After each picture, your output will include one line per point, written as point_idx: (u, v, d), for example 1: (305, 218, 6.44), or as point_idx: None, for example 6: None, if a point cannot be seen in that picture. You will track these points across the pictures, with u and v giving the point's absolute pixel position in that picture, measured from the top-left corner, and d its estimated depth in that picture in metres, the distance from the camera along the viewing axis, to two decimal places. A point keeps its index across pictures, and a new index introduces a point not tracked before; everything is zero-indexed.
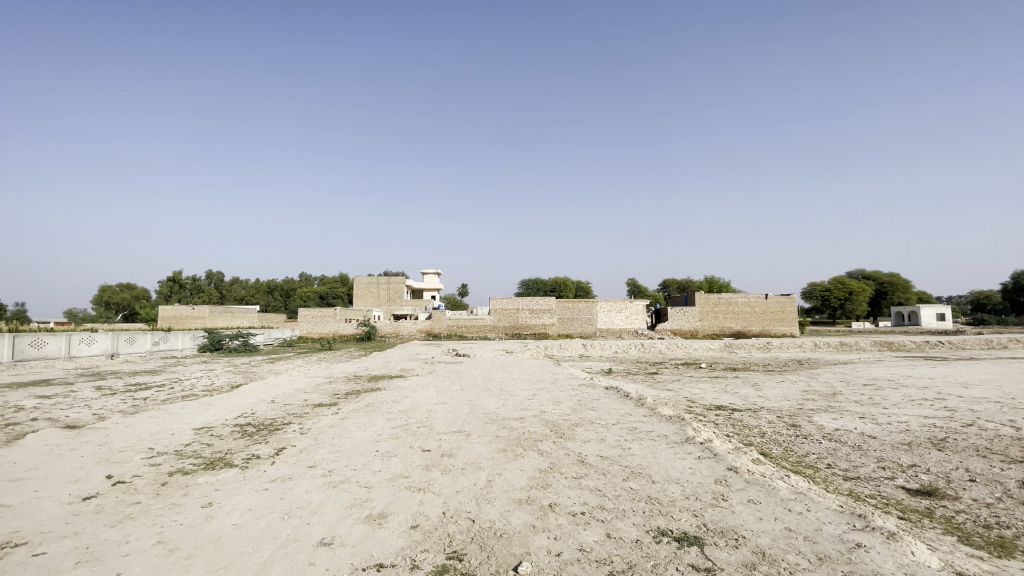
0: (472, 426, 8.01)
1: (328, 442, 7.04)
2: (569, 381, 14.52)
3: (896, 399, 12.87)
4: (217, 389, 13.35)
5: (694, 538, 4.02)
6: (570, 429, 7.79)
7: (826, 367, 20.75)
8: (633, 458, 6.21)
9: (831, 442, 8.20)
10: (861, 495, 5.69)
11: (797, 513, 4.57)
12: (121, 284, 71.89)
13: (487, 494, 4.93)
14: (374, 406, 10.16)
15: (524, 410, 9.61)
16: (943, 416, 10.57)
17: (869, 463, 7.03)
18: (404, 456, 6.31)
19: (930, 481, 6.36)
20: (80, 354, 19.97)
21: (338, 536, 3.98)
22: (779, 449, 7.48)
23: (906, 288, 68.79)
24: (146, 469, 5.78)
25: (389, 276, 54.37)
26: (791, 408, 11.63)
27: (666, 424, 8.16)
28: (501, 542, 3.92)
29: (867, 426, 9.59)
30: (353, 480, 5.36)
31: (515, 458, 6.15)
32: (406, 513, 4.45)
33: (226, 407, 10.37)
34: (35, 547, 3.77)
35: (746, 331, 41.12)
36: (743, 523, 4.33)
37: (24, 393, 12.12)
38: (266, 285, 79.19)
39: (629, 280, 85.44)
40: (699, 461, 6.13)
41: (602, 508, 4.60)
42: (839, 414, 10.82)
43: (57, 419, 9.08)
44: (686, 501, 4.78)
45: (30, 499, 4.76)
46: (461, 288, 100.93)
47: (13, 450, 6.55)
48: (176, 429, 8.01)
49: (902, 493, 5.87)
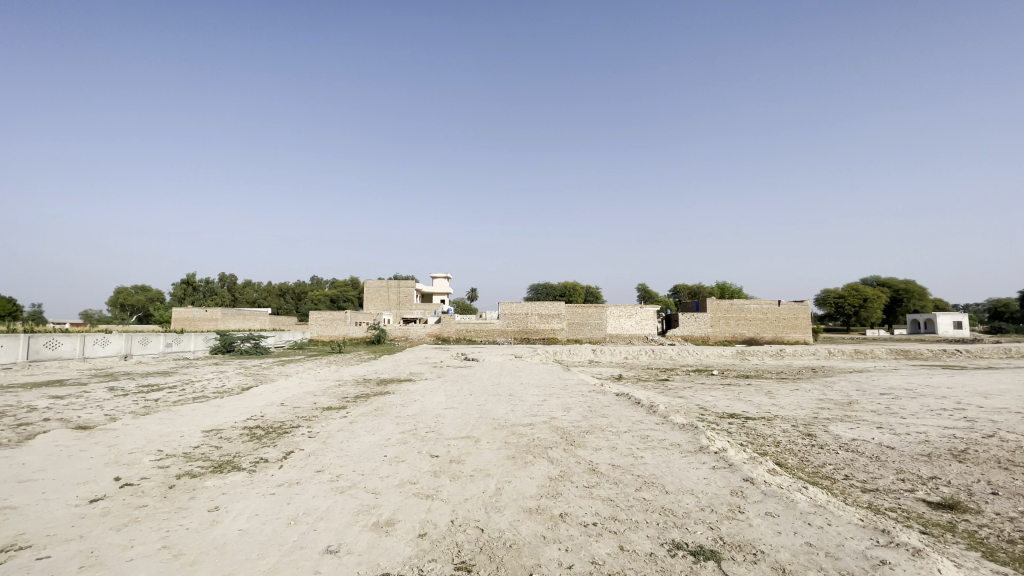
0: (481, 432, 7.92)
1: (336, 446, 7.00)
2: (579, 386, 14.39)
3: (915, 408, 12.54)
4: (228, 391, 13.44)
5: (711, 552, 3.88)
6: (580, 436, 7.67)
7: (842, 375, 20.34)
8: (646, 468, 6.07)
9: (849, 453, 7.96)
10: (881, 509, 5.50)
11: (818, 528, 4.39)
12: (135, 285, 74.49)
13: (497, 503, 4.83)
14: (383, 410, 10.13)
15: (534, 416, 9.48)
16: (963, 427, 10.25)
17: (888, 475, 6.80)
18: (412, 462, 6.22)
19: (951, 494, 6.13)
20: (94, 355, 20.29)
21: (345, 544, 3.90)
22: (795, 460, 7.28)
23: (922, 296, 67.59)
24: (154, 471, 5.77)
25: (400, 280, 54.67)
26: (806, 416, 11.37)
27: (678, 433, 8.00)
28: (510, 553, 3.81)
29: (885, 437, 9.32)
30: (361, 485, 5.29)
31: (525, 465, 6.06)
32: (414, 521, 4.37)
33: (235, 409, 10.40)
34: (39, 551, 3.73)
35: (757, 338, 40.57)
36: (761, 537, 4.18)
37: (38, 394, 12.30)
38: (277, 288, 80.22)
39: (639, 287, 85.07)
40: (713, 471, 5.98)
41: (615, 519, 4.47)
42: (855, 424, 10.56)
43: (69, 420, 9.15)
44: (701, 513, 4.64)
45: (38, 501, 4.76)
46: (470, 292, 101.28)
47: (25, 451, 6.58)
48: (185, 431, 8.04)
49: (922, 507, 5.67)
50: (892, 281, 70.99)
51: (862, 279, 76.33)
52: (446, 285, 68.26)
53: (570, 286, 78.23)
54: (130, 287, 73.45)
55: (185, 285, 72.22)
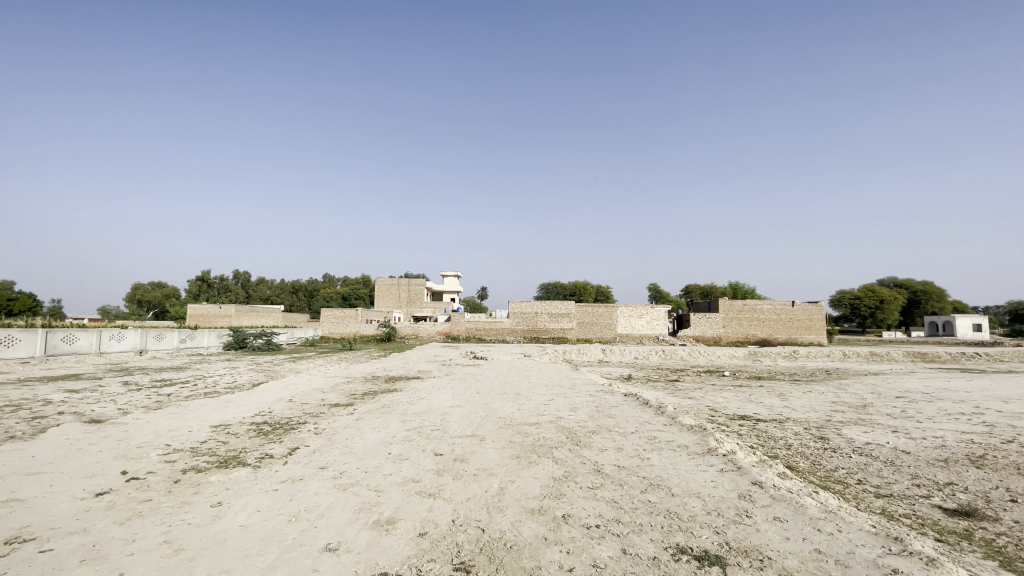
0: (486, 431, 7.89)
1: (341, 443, 7.02)
2: (588, 386, 14.33)
3: (932, 412, 12.22)
4: (239, 386, 13.57)
5: (716, 557, 3.79)
6: (586, 436, 7.58)
7: (857, 377, 19.94)
8: (652, 469, 5.99)
9: (862, 457, 7.78)
10: (896, 515, 5.34)
11: (828, 534, 4.27)
12: (152, 283, 75.66)
13: (499, 502, 4.78)
14: (391, 408, 10.14)
15: (540, 415, 9.42)
16: (981, 432, 9.96)
17: (903, 480, 6.63)
18: (416, 461, 6.19)
19: (968, 501, 5.95)
20: (109, 350, 20.62)
21: (344, 542, 3.88)
22: (806, 463, 7.14)
23: (940, 297, 66.32)
24: (160, 466, 5.80)
25: (411, 278, 54.94)
26: (819, 419, 11.12)
27: (687, 434, 7.90)
28: (511, 555, 3.75)
29: (900, 441, 9.08)
30: (364, 483, 5.29)
31: (529, 465, 6.00)
32: (414, 519, 4.34)
33: (244, 405, 10.46)
34: (43, 543, 3.76)
35: (771, 339, 40.00)
36: (769, 542, 4.08)
37: (53, 387, 12.49)
38: (291, 286, 81.06)
39: (651, 285, 84.55)
40: (721, 474, 5.86)
41: (619, 521, 4.39)
42: (870, 427, 10.32)
43: (83, 413, 9.31)
44: (707, 517, 4.54)
45: (44, 494, 4.81)
46: (481, 290, 101.58)
47: (36, 444, 6.67)
48: (193, 425, 8.11)
49: (938, 514, 5.50)
50: (910, 282, 69.60)
51: (880, 279, 74.95)
52: (456, 284, 68.38)
53: (581, 286, 78.01)
54: (148, 284, 74.79)
55: (201, 283, 72.94)
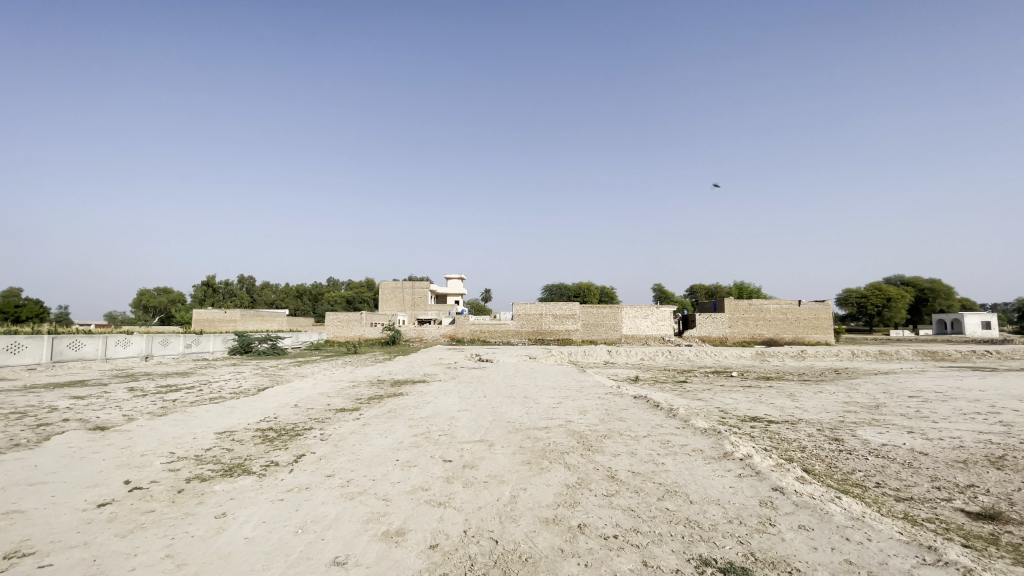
0: (495, 436, 7.74)
1: (348, 450, 6.86)
2: (596, 388, 14.20)
3: (946, 412, 11.94)
4: (245, 391, 13.52)
5: (741, 569, 3.61)
6: (597, 440, 7.43)
7: (868, 377, 19.57)
8: (667, 475, 5.79)
9: (879, 459, 7.56)
10: (918, 519, 5.15)
11: (857, 543, 4.09)
12: (159, 289, 76.76)
13: (511, 512, 4.62)
14: (397, 412, 9.96)
15: (549, 419, 9.23)
16: (998, 432, 9.69)
17: (922, 483, 6.42)
18: (425, 467, 6.06)
19: (991, 503, 5.74)
20: (116, 355, 20.64)
21: (353, 555, 3.73)
22: (822, 466, 6.95)
23: (948, 296, 65.72)
24: (164, 475, 5.67)
25: (415, 281, 54.93)
26: (832, 420, 10.89)
27: (701, 438, 7.68)
28: (526, 568, 3.58)
29: (917, 442, 8.81)
30: (372, 491, 5.14)
31: (541, 471, 5.85)
32: (425, 530, 4.19)
33: (250, 411, 10.30)
34: (41, 558, 3.63)
35: (777, 339, 39.70)
36: (796, 553, 3.89)
37: (59, 394, 12.44)
38: (297, 289, 81.43)
39: (656, 287, 84.57)
40: (740, 480, 5.67)
41: (637, 531, 4.23)
42: (884, 428, 10.06)
43: (88, 420, 9.25)
44: (729, 526, 4.36)
45: (45, 505, 4.69)
46: (485, 292, 101.79)
47: (37, 453, 6.54)
48: (198, 432, 8.01)
49: (962, 517, 5.30)
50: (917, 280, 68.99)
51: (887, 279, 74.21)
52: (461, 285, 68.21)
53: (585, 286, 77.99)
54: (154, 291, 75.44)
55: (207, 287, 73.44)
